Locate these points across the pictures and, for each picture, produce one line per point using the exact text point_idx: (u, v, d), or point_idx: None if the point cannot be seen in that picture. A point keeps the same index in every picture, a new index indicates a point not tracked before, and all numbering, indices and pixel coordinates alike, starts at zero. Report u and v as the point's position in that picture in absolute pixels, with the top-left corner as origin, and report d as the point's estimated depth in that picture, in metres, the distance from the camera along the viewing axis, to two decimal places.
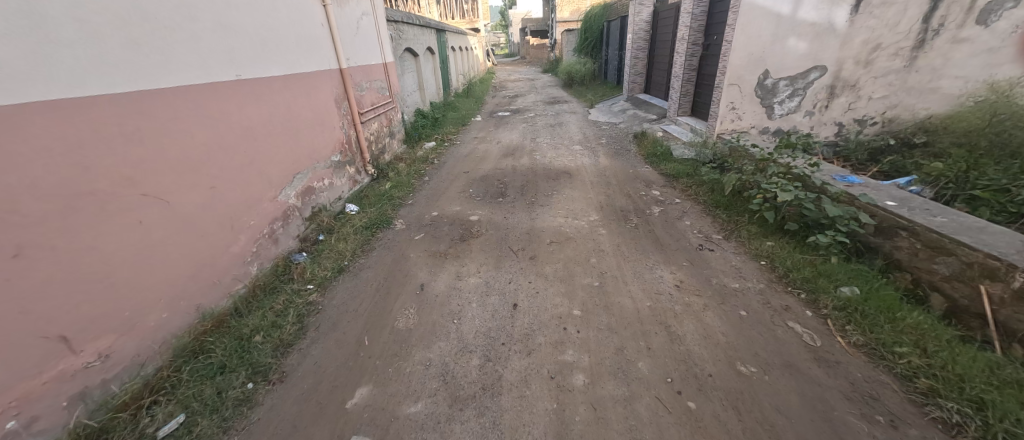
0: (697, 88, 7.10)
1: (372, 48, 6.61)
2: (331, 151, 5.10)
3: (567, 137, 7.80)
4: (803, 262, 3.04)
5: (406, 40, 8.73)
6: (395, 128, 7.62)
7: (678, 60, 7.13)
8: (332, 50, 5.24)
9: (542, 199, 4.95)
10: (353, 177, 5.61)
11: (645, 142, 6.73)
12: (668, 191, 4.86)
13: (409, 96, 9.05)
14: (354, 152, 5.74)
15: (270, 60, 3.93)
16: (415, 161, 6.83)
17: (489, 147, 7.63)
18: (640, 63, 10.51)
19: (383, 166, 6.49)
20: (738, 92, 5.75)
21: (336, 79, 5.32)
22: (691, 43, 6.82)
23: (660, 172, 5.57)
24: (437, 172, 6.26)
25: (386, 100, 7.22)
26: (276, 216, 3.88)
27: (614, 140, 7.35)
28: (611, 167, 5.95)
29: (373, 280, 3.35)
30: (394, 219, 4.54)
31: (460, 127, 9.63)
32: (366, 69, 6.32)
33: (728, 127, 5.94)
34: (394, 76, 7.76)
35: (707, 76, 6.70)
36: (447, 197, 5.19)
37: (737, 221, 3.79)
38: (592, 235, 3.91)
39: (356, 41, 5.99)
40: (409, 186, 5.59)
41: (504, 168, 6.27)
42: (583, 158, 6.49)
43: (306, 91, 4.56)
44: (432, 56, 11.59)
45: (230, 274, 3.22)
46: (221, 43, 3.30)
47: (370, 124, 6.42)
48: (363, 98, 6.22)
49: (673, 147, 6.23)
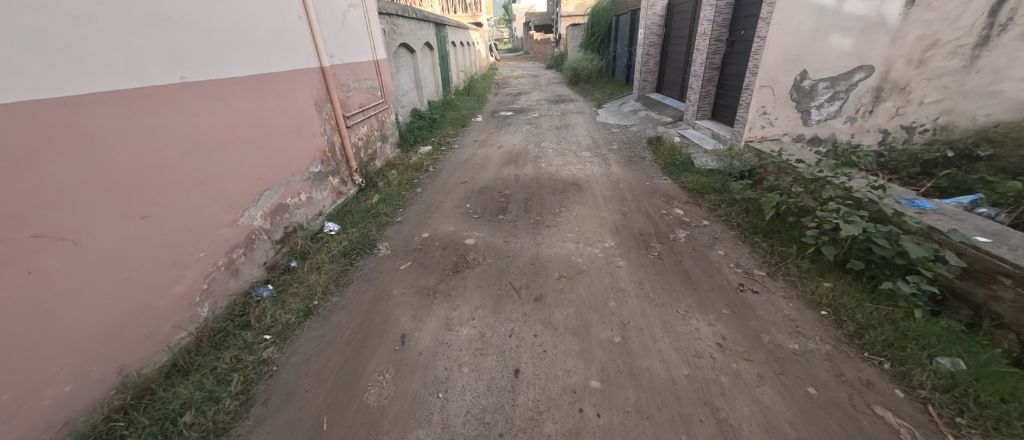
0: (719, 88, 6.44)
1: (360, 44, 5.99)
2: (310, 161, 4.51)
3: (574, 142, 7.17)
4: (878, 316, 2.45)
5: (401, 34, 8.09)
6: (388, 132, 7.01)
7: (699, 58, 6.50)
8: (312, 47, 4.63)
9: (548, 217, 4.35)
10: (336, 189, 5.03)
11: (661, 149, 6.09)
12: (692, 210, 4.24)
13: (404, 95, 8.45)
14: (338, 161, 5.15)
15: (232, 58, 3.33)
16: (408, 169, 6.23)
17: (490, 152, 7.01)
18: (652, 61, 9.83)
19: (372, 174, 5.91)
20: (771, 95, 5.13)
21: (317, 79, 4.71)
22: (714, 39, 6.15)
23: (680, 185, 4.95)
24: (431, 182, 5.66)
25: (377, 101, 6.61)
26: (237, 243, 3.29)
27: (627, 146, 6.71)
28: (624, 178, 5.32)
29: (345, 328, 2.76)
30: (378, 242, 3.95)
31: (460, 129, 8.99)
32: (354, 68, 5.72)
33: (758, 133, 5.31)
34: (387, 75, 7.14)
35: (731, 75, 6.04)
36: (440, 213, 4.59)
37: (782, 254, 3.18)
38: (608, 268, 3.31)
39: (342, 36, 5.37)
40: (399, 199, 5.00)
41: (506, 178, 5.65)
42: (593, 166, 5.87)
43: (279, 94, 3.96)
44: (431, 53, 10.97)
45: (171, 321, 2.64)
46: (163, 38, 2.70)
47: (358, 128, 5.82)
48: (351, 100, 5.61)
49: (694, 155, 5.59)
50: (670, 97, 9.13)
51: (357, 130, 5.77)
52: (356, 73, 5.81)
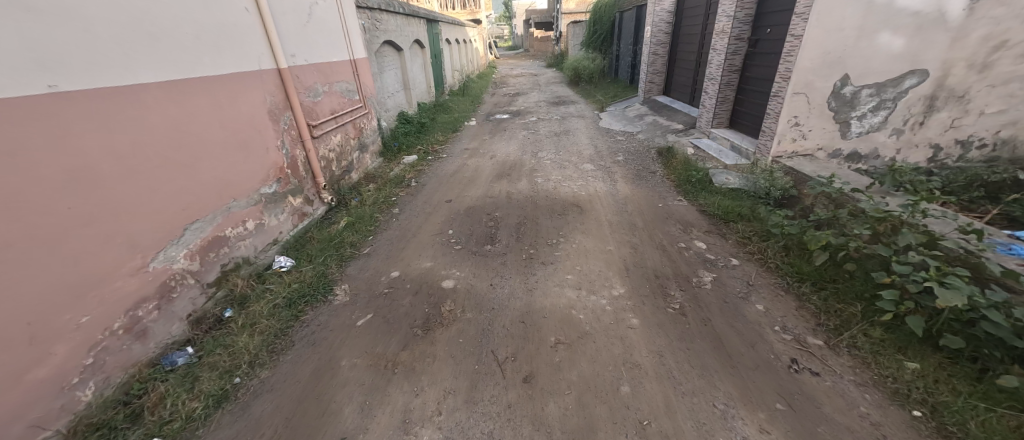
0: (739, 94, 5.71)
1: (332, 42, 5.27)
2: (261, 181, 3.80)
3: (574, 152, 6.44)
4: (1000, 428, 1.75)
5: (385, 31, 7.36)
6: (367, 140, 6.30)
7: (716, 58, 5.77)
8: (265, 42, 3.92)
9: (544, 250, 3.64)
10: (298, 210, 4.32)
11: (674, 163, 5.38)
12: (716, 244, 3.53)
13: (390, 98, 7.72)
14: (302, 177, 4.44)
15: (139, 59, 2.62)
16: (388, 184, 5.51)
17: (481, 163, 6.30)
18: (659, 61, 9.09)
19: (345, 191, 5.20)
20: (805, 103, 4.31)
21: (271, 82, 3.98)
22: (733, 38, 5.43)
23: (699, 208, 4.24)
24: (411, 200, 4.94)
25: (354, 106, 5.89)
26: (145, 296, 2.59)
27: (634, 157, 5.99)
28: (633, 199, 4.61)
29: (266, 426, 2.05)
30: (336, 284, 3.24)
31: (450, 134, 8.27)
32: (323, 69, 4.99)
33: (789, 147, 4.51)
34: (366, 76, 6.40)
35: (755, 79, 5.31)
36: (417, 243, 3.89)
37: (844, 315, 2.48)
38: (618, 328, 2.60)
39: (307, 32, 4.64)
40: (371, 223, 4.29)
41: (497, 196, 4.94)
42: (596, 183, 5.15)
43: (214, 102, 3.25)
44: (421, 51, 10.24)
45: (25, 420, 1.97)
46: (20, 35, 1.99)
47: (329, 138, 5.10)
48: (319, 106, 4.89)
49: (713, 172, 4.88)
50: (679, 101, 8.42)
51: (327, 140, 5.06)
52: (326, 75, 5.08)
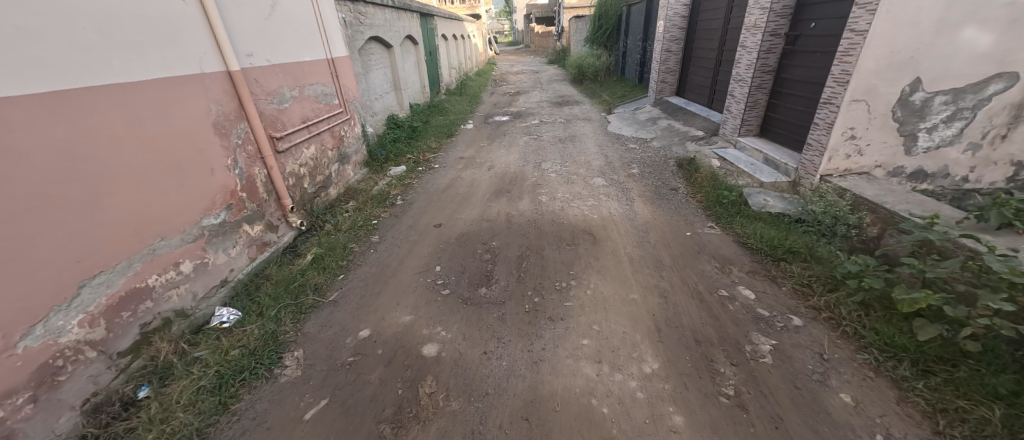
0: (774, 98, 4.98)
1: (303, 39, 4.54)
2: (204, 211, 3.08)
3: (582, 162, 5.73)
4: None
5: (371, 26, 6.61)
6: (348, 150, 5.58)
7: (746, 57, 5.03)
8: (210, 38, 3.20)
9: (551, 299, 2.94)
10: (258, 241, 3.62)
11: (699, 179, 4.66)
12: (767, 292, 2.83)
13: (377, 100, 7.00)
14: (262, 200, 3.72)
15: (9, 60, 1.92)
16: (369, 202, 4.80)
17: (477, 175, 5.58)
18: (672, 58, 8.34)
19: (318, 212, 4.49)
20: (864, 113, 3.57)
21: (219, 88, 3.26)
22: (769, 33, 4.69)
23: (737, 239, 3.53)
24: (395, 224, 4.25)
25: (332, 111, 5.16)
26: (11, 388, 1.90)
27: (650, 169, 5.28)
28: (654, 225, 3.90)
29: None
30: (288, 348, 2.55)
31: (445, 139, 7.54)
32: (291, 70, 4.27)
33: (841, 165, 3.79)
34: (348, 77, 5.67)
35: (796, 81, 4.58)
36: (396, 285, 3.19)
37: (977, 424, 1.78)
38: (657, 433, 1.90)
39: (268, 27, 3.91)
40: (344, 255, 3.59)
41: (494, 219, 4.23)
42: (609, 203, 4.44)
43: (132, 118, 2.54)
44: (414, 48, 9.50)
45: None
46: None
47: (300, 151, 4.39)
48: (286, 114, 4.16)
49: (749, 191, 4.15)
50: (695, 103, 7.69)
51: (297, 153, 4.35)
52: (296, 78, 4.36)
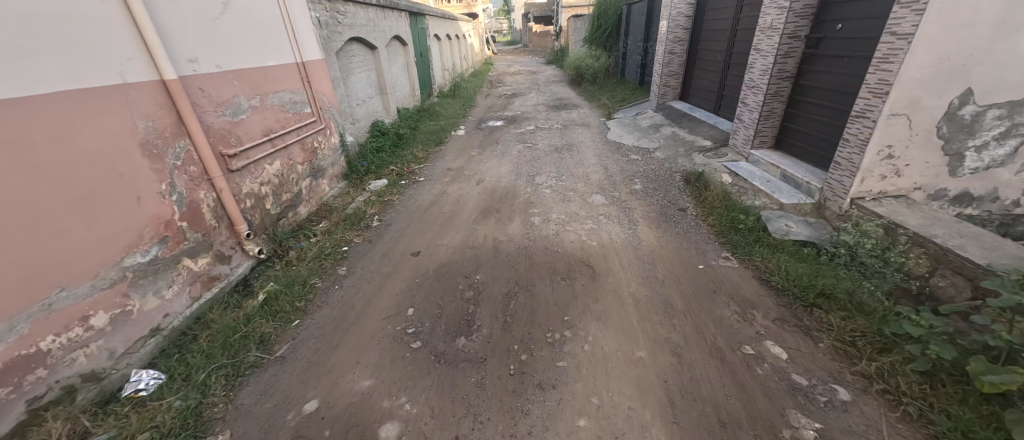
0: (792, 107, 4.49)
1: (265, 41, 4.03)
2: (127, 248, 2.57)
3: (580, 176, 5.24)
4: None
5: (351, 26, 6.10)
6: (323, 162, 5.08)
7: (762, 61, 4.54)
8: (136, 41, 2.69)
9: (542, 356, 2.45)
10: (203, 276, 3.12)
11: (709, 198, 4.19)
12: (803, 349, 2.34)
13: (359, 106, 6.50)
14: (209, 229, 3.22)
15: None
16: (341, 223, 4.29)
17: (464, 190, 5.08)
18: (676, 61, 7.85)
19: (283, 236, 3.98)
20: (905, 128, 3.09)
21: (148, 101, 2.75)
22: (788, 35, 4.20)
23: (757, 275, 3.05)
24: (368, 252, 3.75)
25: (303, 121, 4.66)
26: None
27: (654, 185, 4.80)
28: (661, 255, 3.41)
29: None
30: (212, 429, 2.05)
31: (433, 147, 7.04)
32: (249, 77, 3.76)
33: (875, 187, 3.32)
34: (323, 82, 5.16)
35: (818, 89, 4.09)
36: (358, 335, 2.69)
37: None
38: None
39: (218, 27, 3.39)
40: (302, 293, 3.08)
41: (479, 245, 3.75)
42: (610, 226, 3.96)
43: (14, 143, 2.02)
44: (403, 49, 9.00)
45: None
46: None
47: (261, 168, 3.89)
48: (242, 127, 3.66)
49: (768, 215, 3.68)
50: (701, 108, 7.20)
51: (258, 171, 3.84)
52: (255, 85, 3.86)
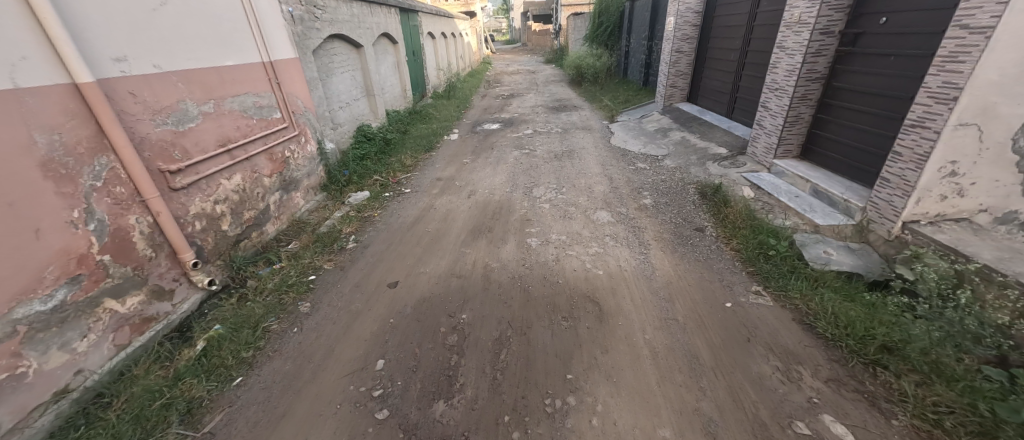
0: (823, 112, 3.99)
1: (220, 38, 3.51)
2: (19, 295, 2.06)
3: (581, 188, 4.73)
4: None
5: (332, 21, 5.58)
6: (297, 173, 4.56)
7: (788, 60, 4.03)
8: (38, 35, 2.16)
9: (540, 434, 1.94)
10: (133, 319, 2.61)
11: (731, 216, 3.68)
12: (872, 430, 1.84)
13: (342, 109, 5.98)
14: (144, 260, 2.71)
15: None
16: (312, 244, 3.77)
17: (454, 204, 4.56)
18: (684, 60, 7.33)
19: (242, 261, 3.47)
20: (975, 139, 2.58)
21: (53, 110, 2.23)
22: (820, 31, 3.69)
23: (798, 317, 2.54)
24: (339, 281, 3.23)
25: (271, 127, 4.14)
26: None
27: (665, 199, 4.29)
28: (680, 289, 2.90)
29: None
30: None
31: (423, 154, 6.51)
32: (199, 79, 3.24)
33: (933, 209, 2.81)
34: (297, 84, 4.65)
35: (856, 92, 3.58)
36: (313, 399, 2.17)
37: None
38: None
39: (155, 19, 2.86)
40: (250, 338, 2.57)
41: (467, 274, 3.23)
42: (618, 250, 3.44)
43: None
44: (393, 47, 8.48)
45: None
46: None
47: (215, 183, 3.37)
48: (190, 137, 3.14)
49: (802, 239, 3.17)
50: (712, 111, 6.69)
51: (211, 187, 3.32)
52: (208, 88, 3.33)
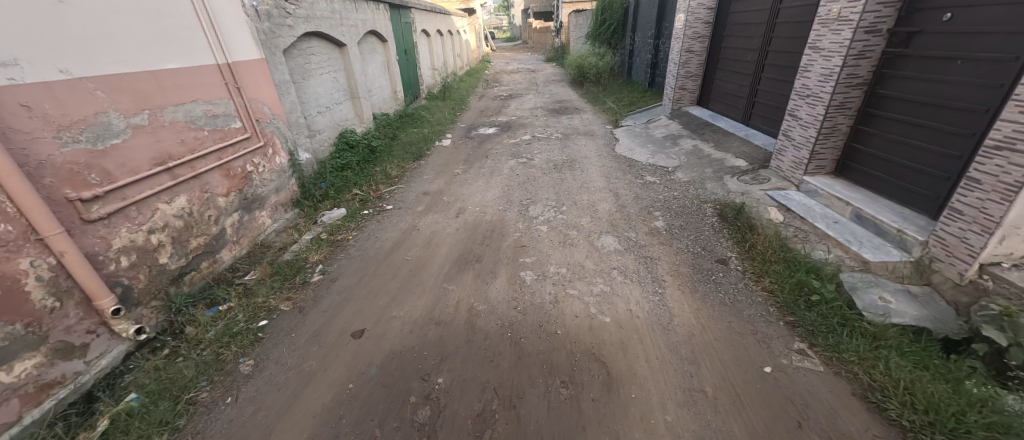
0: (864, 123, 3.45)
1: (160, 36, 2.97)
2: None
3: (584, 206, 4.19)
4: None
5: (308, 17, 5.04)
6: (262, 189, 4.01)
7: (823, 63, 3.48)
8: None
9: None
10: (25, 388, 2.09)
11: (759, 246, 3.14)
12: None
13: (320, 113, 5.44)
14: (43, 312, 2.19)
15: None
16: (270, 276, 3.23)
17: (439, 225, 4.03)
18: (695, 60, 6.78)
19: (184, 301, 2.93)
20: None
21: None
22: (865, 29, 3.15)
23: (861, 393, 2.01)
24: (296, 327, 2.70)
25: (229, 138, 3.60)
26: None
27: (680, 221, 3.75)
28: (707, 345, 2.37)
29: None
30: None
31: (411, 162, 5.98)
32: (129, 85, 2.70)
33: (1020, 249, 2.28)
34: (264, 88, 4.12)
35: (908, 102, 3.05)
36: None
37: None
38: None
39: (61, 12, 2.32)
40: (168, 415, 2.05)
41: (448, 320, 2.70)
42: (627, 288, 2.91)
43: None
44: (382, 45, 7.95)
45: None
46: None
47: (151, 209, 2.84)
48: (113, 156, 2.61)
49: (850, 281, 2.63)
50: (726, 117, 6.15)
51: (144, 214, 2.79)
52: (142, 96, 2.80)
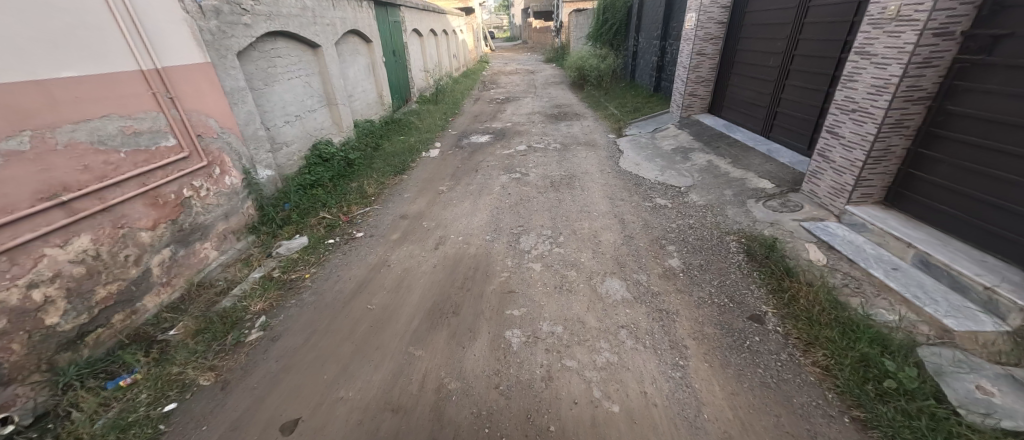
0: (926, 146, 2.84)
1: (54, 36, 2.37)
2: None
3: (585, 237, 3.57)
4: None
5: (270, 13, 4.42)
6: (206, 216, 3.38)
7: (876, 72, 2.87)
8: None
9: None
10: None
11: (804, 301, 2.51)
12: None
13: (286, 123, 4.81)
14: None
15: None
16: (196, 333, 2.61)
17: (414, 259, 3.42)
18: (707, 64, 6.16)
19: (78, 373, 2.31)
20: None
21: None
22: (934, 31, 2.53)
23: None
24: (214, 415, 2.09)
25: (157, 158, 2.98)
26: None
27: (700, 260, 3.13)
28: None
29: None
30: None
31: (392, 177, 5.36)
32: None
33: None
34: (211, 97, 3.50)
35: (993, 125, 2.45)
36: None
37: None
38: None
39: None
40: None
41: (409, 406, 2.08)
42: (641, 358, 2.29)
43: None
44: (366, 46, 7.34)
45: None
46: None
47: (34, 256, 2.23)
48: None
49: (933, 360, 2.01)
50: (743, 128, 5.52)
51: (21, 264, 2.18)
52: (19, 113, 2.19)
